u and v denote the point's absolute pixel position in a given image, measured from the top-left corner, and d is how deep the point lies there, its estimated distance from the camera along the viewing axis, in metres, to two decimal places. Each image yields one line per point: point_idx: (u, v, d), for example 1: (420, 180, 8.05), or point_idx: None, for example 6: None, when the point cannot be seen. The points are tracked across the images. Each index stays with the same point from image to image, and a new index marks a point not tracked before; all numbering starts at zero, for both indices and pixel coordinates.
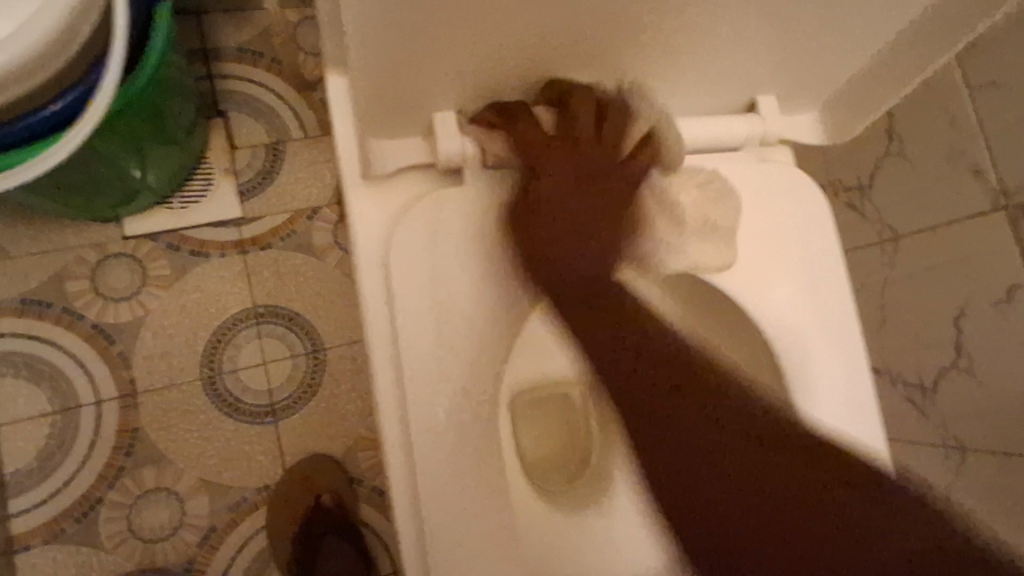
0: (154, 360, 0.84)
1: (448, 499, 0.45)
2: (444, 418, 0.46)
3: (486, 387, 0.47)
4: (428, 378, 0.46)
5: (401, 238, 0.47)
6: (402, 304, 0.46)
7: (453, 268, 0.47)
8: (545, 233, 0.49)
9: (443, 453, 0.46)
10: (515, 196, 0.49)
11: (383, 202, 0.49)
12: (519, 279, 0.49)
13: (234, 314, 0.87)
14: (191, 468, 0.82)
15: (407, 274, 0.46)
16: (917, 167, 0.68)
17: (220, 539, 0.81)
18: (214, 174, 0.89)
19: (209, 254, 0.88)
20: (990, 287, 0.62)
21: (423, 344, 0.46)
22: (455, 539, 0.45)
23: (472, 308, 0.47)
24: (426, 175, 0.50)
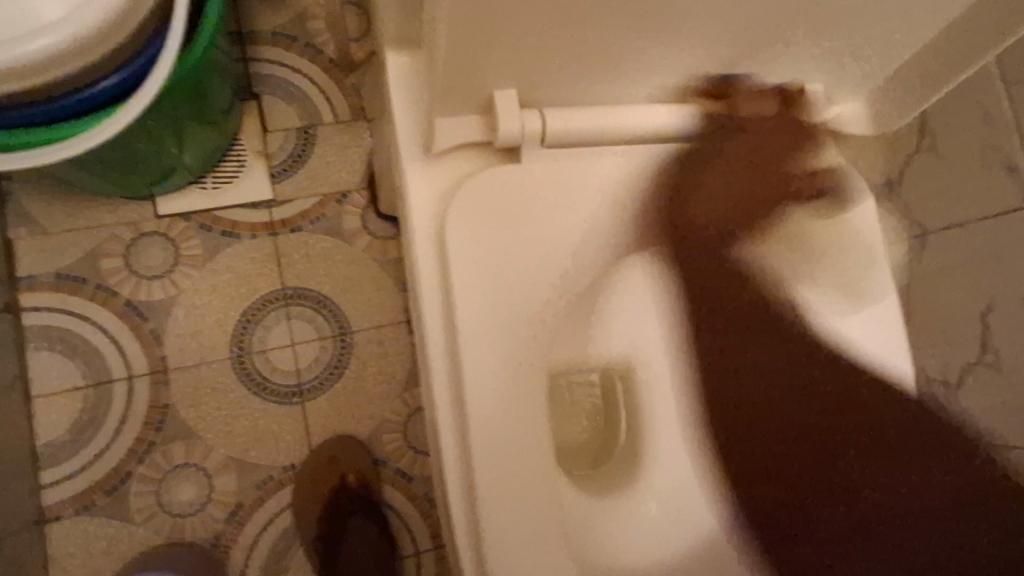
0: (186, 338, 0.85)
1: (494, 474, 0.46)
2: (493, 392, 0.47)
3: (531, 362, 0.48)
4: (477, 352, 0.46)
5: (457, 213, 0.47)
6: (457, 280, 0.46)
7: (507, 246, 0.48)
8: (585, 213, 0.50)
9: (490, 427, 0.47)
10: (564, 175, 0.50)
11: (440, 178, 0.49)
12: (560, 261, 0.49)
13: (264, 295, 0.88)
14: (220, 445, 0.83)
15: (463, 251, 0.47)
16: (948, 165, 0.72)
17: (247, 516, 0.82)
18: (247, 156, 0.90)
19: (240, 235, 0.89)
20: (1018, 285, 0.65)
21: (475, 319, 0.47)
22: (502, 512, 0.46)
23: (523, 285, 0.48)
24: (481, 153, 0.50)
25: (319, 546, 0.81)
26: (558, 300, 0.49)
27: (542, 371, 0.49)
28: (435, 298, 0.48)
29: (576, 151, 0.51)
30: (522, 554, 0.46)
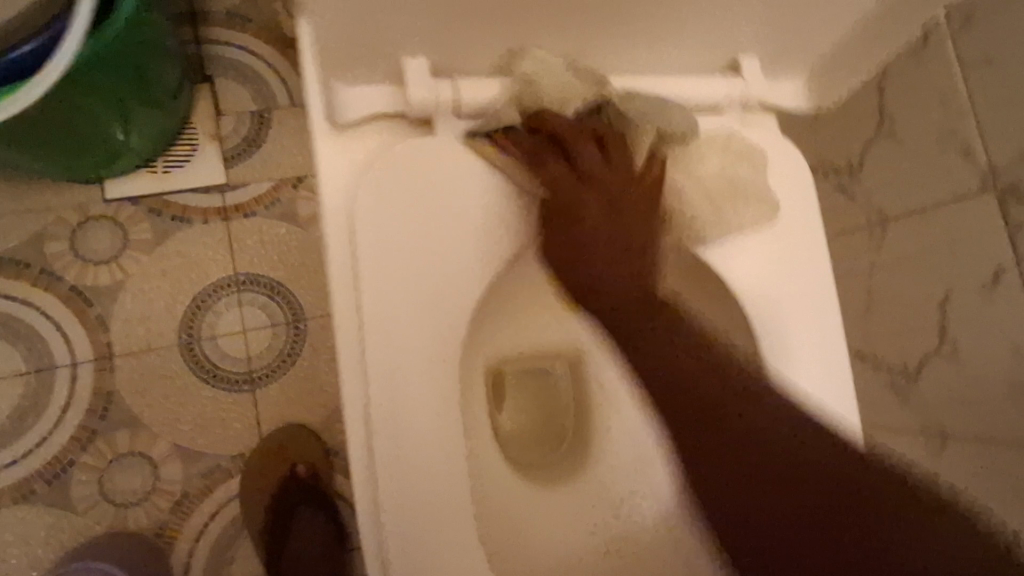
0: (132, 324, 0.83)
1: (403, 458, 0.45)
2: (409, 373, 0.45)
3: (442, 340, 0.46)
4: (385, 328, 0.45)
5: (367, 186, 0.45)
6: (365, 256, 0.44)
7: (422, 225, 0.46)
8: (506, 191, 0.48)
9: (404, 410, 0.45)
10: (491, 147, 0.47)
11: (351, 151, 0.47)
12: (478, 241, 0.47)
13: (215, 281, 0.86)
14: (165, 434, 0.81)
15: (373, 228, 0.45)
16: (907, 149, 0.72)
17: (193, 506, 0.80)
18: (200, 140, 0.88)
19: (191, 220, 0.87)
20: (978, 272, 0.66)
21: (383, 296, 0.45)
22: (412, 497, 0.45)
23: (439, 265, 0.46)
24: (396, 126, 0.48)
25: (264, 538, 0.79)
26: (475, 279, 0.47)
27: (458, 352, 0.47)
28: (342, 274, 0.45)
29: (498, 124, 0.48)
30: (431, 542, 0.45)
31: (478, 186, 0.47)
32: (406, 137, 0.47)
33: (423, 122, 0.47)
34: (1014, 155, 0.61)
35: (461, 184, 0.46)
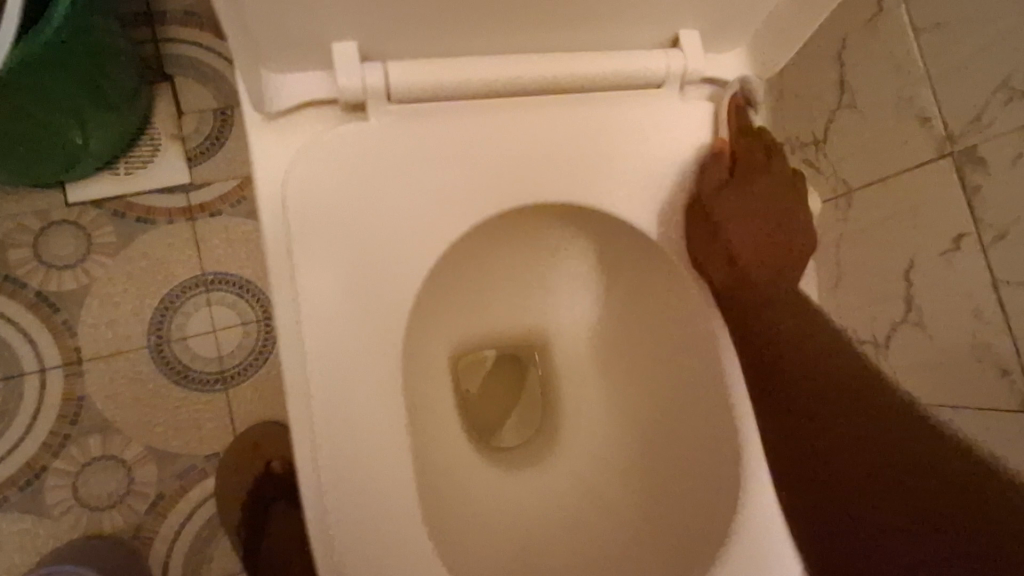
0: (99, 328, 0.83)
1: (349, 444, 0.45)
2: (347, 362, 0.45)
3: (383, 328, 0.46)
4: (323, 317, 0.44)
5: (299, 174, 0.44)
6: (298, 243, 0.44)
7: (359, 209, 0.45)
8: (445, 173, 0.47)
9: (344, 398, 0.45)
10: (428, 133, 0.47)
11: (288, 141, 0.46)
12: (415, 227, 0.47)
13: (183, 281, 0.85)
14: (138, 436, 0.81)
15: (306, 215, 0.44)
16: (868, 120, 0.71)
17: (169, 506, 0.80)
18: (162, 140, 0.88)
19: (156, 221, 0.86)
20: (940, 238, 0.65)
21: (321, 285, 0.44)
22: (358, 486, 0.45)
23: (377, 251, 0.46)
24: (332, 114, 0.47)
25: (241, 537, 0.79)
26: (414, 267, 0.46)
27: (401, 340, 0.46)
28: (277, 266, 0.45)
29: (433, 106, 0.47)
30: (380, 529, 0.45)
31: (414, 172, 0.46)
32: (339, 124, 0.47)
33: (354, 107, 0.46)
34: (968, 118, 0.61)
35: (398, 167, 0.46)
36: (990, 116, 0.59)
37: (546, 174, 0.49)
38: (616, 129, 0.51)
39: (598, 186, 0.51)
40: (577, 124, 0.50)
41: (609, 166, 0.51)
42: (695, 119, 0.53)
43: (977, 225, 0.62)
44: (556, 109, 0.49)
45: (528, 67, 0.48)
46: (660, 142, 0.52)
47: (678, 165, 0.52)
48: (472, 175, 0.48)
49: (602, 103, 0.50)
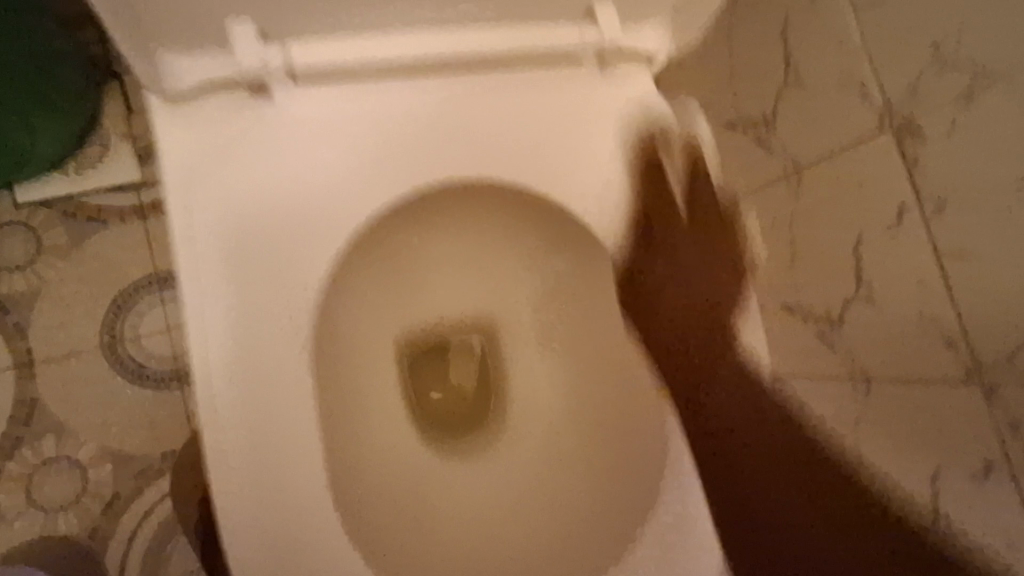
0: (51, 329, 0.82)
1: (256, 425, 0.46)
2: (255, 342, 0.47)
3: (288, 312, 0.47)
4: (225, 300, 0.45)
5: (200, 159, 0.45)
6: (200, 227, 0.45)
7: (263, 194, 0.46)
8: (350, 155, 0.47)
9: (253, 376, 0.47)
10: (333, 115, 0.47)
11: (189, 121, 0.45)
12: (320, 210, 0.47)
13: (134, 281, 0.85)
14: (92, 437, 0.80)
15: (211, 200, 0.45)
16: (813, 96, 0.71)
17: (125, 506, 0.80)
18: (112, 141, 0.87)
19: (107, 221, 0.86)
20: (884, 212, 0.64)
21: (223, 270, 0.45)
22: (267, 463, 0.47)
23: (279, 234, 0.46)
24: (232, 94, 0.46)
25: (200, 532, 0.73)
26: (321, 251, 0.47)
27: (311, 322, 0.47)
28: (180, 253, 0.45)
29: (336, 85, 0.47)
30: (286, 503, 0.47)
31: (316, 154, 0.47)
32: (243, 106, 0.46)
33: (258, 88, 0.46)
34: (905, 86, 0.60)
35: (302, 150, 0.46)
36: (930, 84, 0.57)
37: (455, 153, 0.49)
38: (530, 104, 0.50)
39: (516, 162, 0.50)
40: (486, 102, 0.50)
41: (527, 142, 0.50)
42: (615, 92, 0.51)
43: (918, 197, 0.60)
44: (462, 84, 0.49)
45: (433, 47, 0.48)
46: (576, 117, 0.51)
47: (597, 139, 0.51)
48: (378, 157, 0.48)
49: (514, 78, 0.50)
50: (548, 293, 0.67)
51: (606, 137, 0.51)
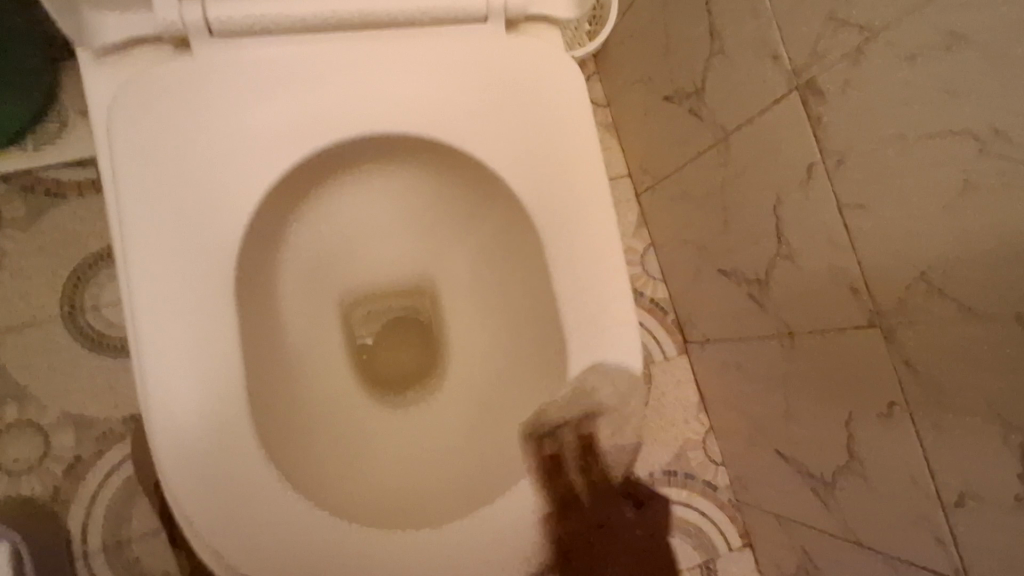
0: (12, 300, 0.85)
1: (182, 354, 0.49)
2: (177, 275, 0.49)
3: (211, 254, 0.50)
4: (148, 243, 0.48)
5: (123, 112, 0.48)
6: (123, 166, 0.48)
7: (184, 136, 0.49)
8: (269, 105, 0.51)
9: (177, 309, 0.49)
10: (249, 66, 0.51)
11: (116, 74, 0.50)
12: (241, 154, 0.51)
13: (95, 252, 0.87)
14: (54, 403, 0.83)
15: (132, 141, 0.48)
16: (735, 66, 0.75)
17: (87, 469, 0.82)
18: (71, 117, 0.89)
19: (67, 195, 0.88)
20: (797, 169, 0.70)
21: (146, 211, 0.48)
22: (193, 394, 0.49)
23: (201, 174, 0.50)
24: (158, 51, 0.51)
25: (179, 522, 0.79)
26: (243, 197, 0.51)
27: (235, 263, 0.51)
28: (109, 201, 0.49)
29: (255, 41, 0.51)
30: (212, 430, 0.49)
31: (236, 107, 0.50)
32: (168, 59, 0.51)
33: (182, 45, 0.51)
34: (809, 51, 0.65)
35: (221, 97, 0.50)
36: (829, 44, 0.63)
37: (370, 108, 0.53)
38: (440, 60, 0.54)
39: (429, 114, 0.55)
40: (397, 57, 0.54)
41: (437, 97, 0.54)
42: (522, 48, 0.55)
43: (823, 154, 0.66)
44: (375, 43, 0.53)
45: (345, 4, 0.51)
46: (485, 69, 0.55)
47: (505, 89, 0.55)
48: (295, 105, 0.52)
49: (423, 36, 0.54)
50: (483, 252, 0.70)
51: (516, 88, 0.55)
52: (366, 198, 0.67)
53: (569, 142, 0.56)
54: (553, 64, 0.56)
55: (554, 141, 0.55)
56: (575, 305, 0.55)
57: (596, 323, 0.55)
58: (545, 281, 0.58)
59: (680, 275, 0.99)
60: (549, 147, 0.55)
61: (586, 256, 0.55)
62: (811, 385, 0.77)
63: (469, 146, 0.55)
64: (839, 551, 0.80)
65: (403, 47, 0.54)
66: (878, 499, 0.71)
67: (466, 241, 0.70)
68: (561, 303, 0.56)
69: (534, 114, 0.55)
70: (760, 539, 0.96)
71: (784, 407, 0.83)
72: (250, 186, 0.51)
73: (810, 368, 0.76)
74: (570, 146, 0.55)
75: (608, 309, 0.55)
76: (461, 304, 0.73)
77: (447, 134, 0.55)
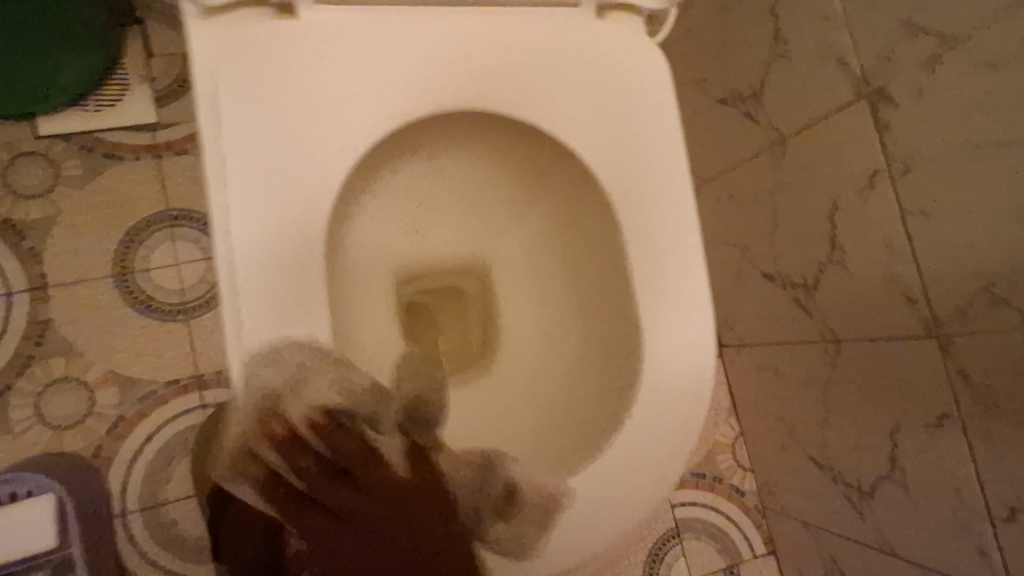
0: (65, 257, 0.86)
1: (269, 312, 0.49)
2: (268, 232, 0.49)
3: (303, 220, 0.50)
4: (245, 207, 0.49)
5: (227, 70, 0.49)
6: (225, 121, 0.49)
7: (284, 95, 0.50)
8: (365, 71, 0.52)
9: (267, 266, 0.49)
10: (348, 31, 0.52)
11: (217, 33, 0.51)
12: (336, 118, 0.52)
13: (148, 216, 0.88)
14: (100, 360, 0.84)
15: (234, 97, 0.49)
16: (797, 67, 0.76)
17: (128, 428, 0.84)
18: (131, 80, 0.90)
19: (123, 157, 0.89)
20: (858, 174, 0.70)
21: (244, 166, 0.49)
22: (277, 352, 0.49)
23: (298, 135, 0.51)
24: (259, 14, 0.52)
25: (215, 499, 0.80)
26: (335, 160, 0.51)
27: (323, 224, 0.51)
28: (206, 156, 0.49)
29: (354, 8, 0.52)
30: None
31: (333, 73, 0.51)
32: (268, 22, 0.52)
33: (284, 10, 0.52)
34: (880, 56, 0.65)
35: (321, 60, 0.51)
36: (902, 51, 0.63)
37: (456, 83, 0.54)
38: (528, 43, 0.55)
39: (514, 95, 0.55)
40: (488, 32, 0.54)
41: (523, 74, 0.55)
42: (608, 32, 0.56)
43: (889, 160, 0.66)
44: (463, 21, 0.54)
45: None
46: (573, 49, 0.55)
47: (591, 70, 0.56)
48: (389, 73, 0.53)
49: (511, 17, 0.55)
50: (545, 238, 0.71)
51: (602, 69, 0.56)
52: (430, 176, 0.68)
53: (651, 127, 0.56)
54: (634, 52, 0.56)
55: (636, 126, 0.56)
56: (650, 296, 0.56)
57: (667, 310, 0.56)
58: (617, 267, 0.59)
59: (719, 276, 1.00)
60: (630, 130, 0.56)
61: (661, 243, 0.56)
62: (855, 394, 0.77)
63: (553, 125, 0.56)
64: (872, 560, 0.80)
65: (491, 24, 0.55)
66: (919, 508, 0.71)
67: (529, 223, 0.72)
68: (636, 290, 0.56)
69: (617, 100, 0.56)
70: (785, 545, 0.96)
71: (823, 413, 0.83)
72: (342, 149, 0.52)
73: (854, 374, 0.76)
74: (651, 131, 0.56)
75: (680, 297, 0.56)
76: (518, 288, 0.74)
77: (533, 112, 0.55)
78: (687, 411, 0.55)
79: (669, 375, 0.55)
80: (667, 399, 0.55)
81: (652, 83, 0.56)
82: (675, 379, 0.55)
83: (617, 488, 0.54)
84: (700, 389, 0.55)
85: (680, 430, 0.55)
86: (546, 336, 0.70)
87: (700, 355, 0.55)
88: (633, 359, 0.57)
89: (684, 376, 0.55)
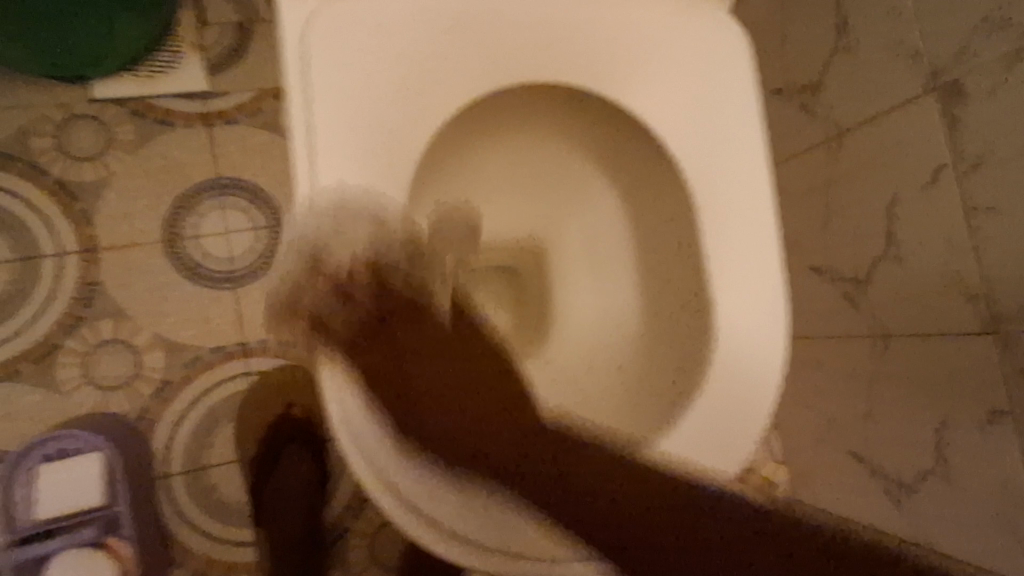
0: (116, 220, 0.86)
1: None
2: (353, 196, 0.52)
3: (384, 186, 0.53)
4: (331, 172, 0.52)
5: (320, 38, 0.52)
6: (316, 89, 0.52)
7: (371, 67, 0.53)
8: (448, 46, 0.54)
9: (350, 227, 0.52)
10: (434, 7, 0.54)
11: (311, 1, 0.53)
12: (418, 91, 0.54)
13: (198, 183, 0.89)
14: (148, 324, 0.85)
15: (326, 66, 0.52)
16: (861, 59, 0.75)
17: (174, 392, 0.84)
18: (184, 47, 0.90)
19: (174, 124, 0.89)
20: (921, 169, 0.70)
21: (332, 132, 0.52)
22: None
23: (382, 105, 0.53)
24: None
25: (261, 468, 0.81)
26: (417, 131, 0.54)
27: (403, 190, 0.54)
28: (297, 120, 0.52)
29: None
30: None
31: (419, 47, 0.54)
32: None
33: None
34: (953, 52, 0.65)
35: (407, 34, 0.53)
36: (976, 46, 0.62)
37: (537, 57, 0.56)
38: (610, 19, 0.56)
39: (593, 73, 0.57)
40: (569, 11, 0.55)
41: (603, 52, 0.56)
42: (690, 15, 0.57)
43: (955, 156, 0.66)
44: None
45: None
46: (654, 30, 0.56)
47: (670, 53, 0.57)
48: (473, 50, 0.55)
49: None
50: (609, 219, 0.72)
51: (682, 53, 0.56)
52: (501, 152, 0.69)
53: (728, 112, 0.57)
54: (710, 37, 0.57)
55: (711, 111, 0.57)
56: (725, 281, 0.56)
57: (739, 297, 0.56)
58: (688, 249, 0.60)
59: None
60: (704, 115, 0.57)
61: (733, 228, 0.57)
62: (902, 389, 0.77)
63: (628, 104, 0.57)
64: None
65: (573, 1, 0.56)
66: (963, 503, 0.71)
67: (594, 203, 0.72)
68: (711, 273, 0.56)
69: (694, 84, 0.57)
70: None
71: (866, 407, 0.83)
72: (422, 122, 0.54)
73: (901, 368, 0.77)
74: (727, 117, 0.57)
75: (754, 279, 0.56)
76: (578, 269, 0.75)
77: (611, 91, 0.57)
78: (757, 399, 0.56)
79: (742, 361, 0.56)
80: (740, 386, 0.56)
81: (730, 67, 0.57)
82: (743, 364, 0.56)
83: (705, 451, 0.55)
84: (769, 376, 0.56)
85: (749, 416, 0.56)
86: (602, 315, 0.73)
87: (775, 345, 0.56)
88: (704, 343, 0.58)
89: (754, 362, 0.56)
